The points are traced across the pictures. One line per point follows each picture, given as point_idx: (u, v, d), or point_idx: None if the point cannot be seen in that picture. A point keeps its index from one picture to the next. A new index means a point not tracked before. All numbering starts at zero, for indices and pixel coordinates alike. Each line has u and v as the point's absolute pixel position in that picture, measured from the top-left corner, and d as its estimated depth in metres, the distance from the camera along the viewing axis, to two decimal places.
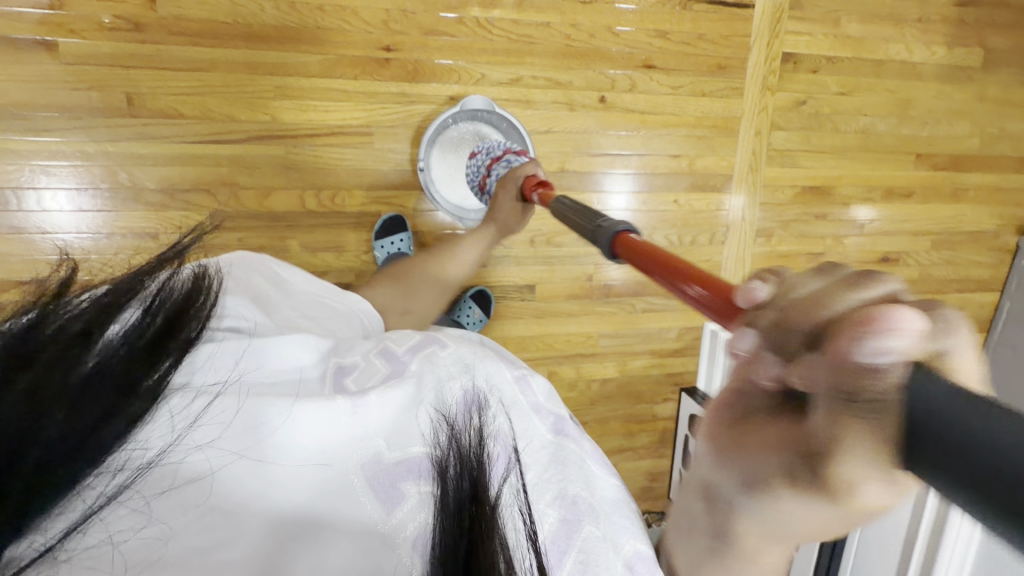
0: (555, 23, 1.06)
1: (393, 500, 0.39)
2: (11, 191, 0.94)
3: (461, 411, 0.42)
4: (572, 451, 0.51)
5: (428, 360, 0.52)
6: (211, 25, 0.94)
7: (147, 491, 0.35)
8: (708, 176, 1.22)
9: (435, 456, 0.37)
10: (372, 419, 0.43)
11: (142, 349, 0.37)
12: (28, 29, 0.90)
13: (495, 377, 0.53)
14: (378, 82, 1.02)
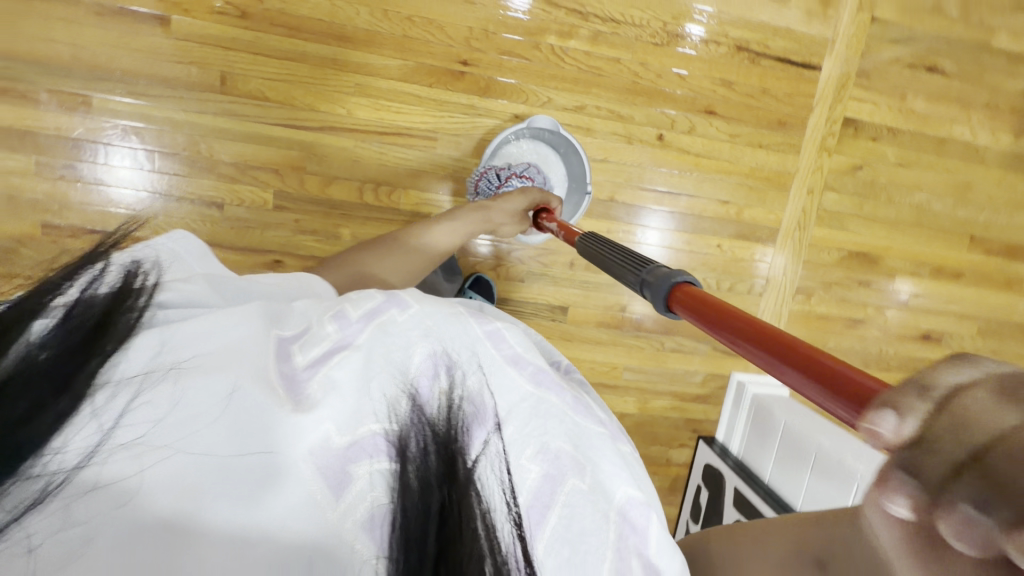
0: (625, 60, 1.10)
1: (342, 489, 0.28)
2: (100, 145, 1.02)
3: (425, 378, 0.34)
4: (567, 401, 0.38)
5: (386, 323, 0.37)
6: (308, 20, 1.02)
7: (70, 490, 0.25)
8: (755, 227, 1.23)
9: (389, 436, 0.30)
10: (328, 397, 0.31)
11: (72, 342, 0.30)
12: (148, 5, 0.98)
13: (469, 328, 0.39)
14: (450, 92, 1.07)
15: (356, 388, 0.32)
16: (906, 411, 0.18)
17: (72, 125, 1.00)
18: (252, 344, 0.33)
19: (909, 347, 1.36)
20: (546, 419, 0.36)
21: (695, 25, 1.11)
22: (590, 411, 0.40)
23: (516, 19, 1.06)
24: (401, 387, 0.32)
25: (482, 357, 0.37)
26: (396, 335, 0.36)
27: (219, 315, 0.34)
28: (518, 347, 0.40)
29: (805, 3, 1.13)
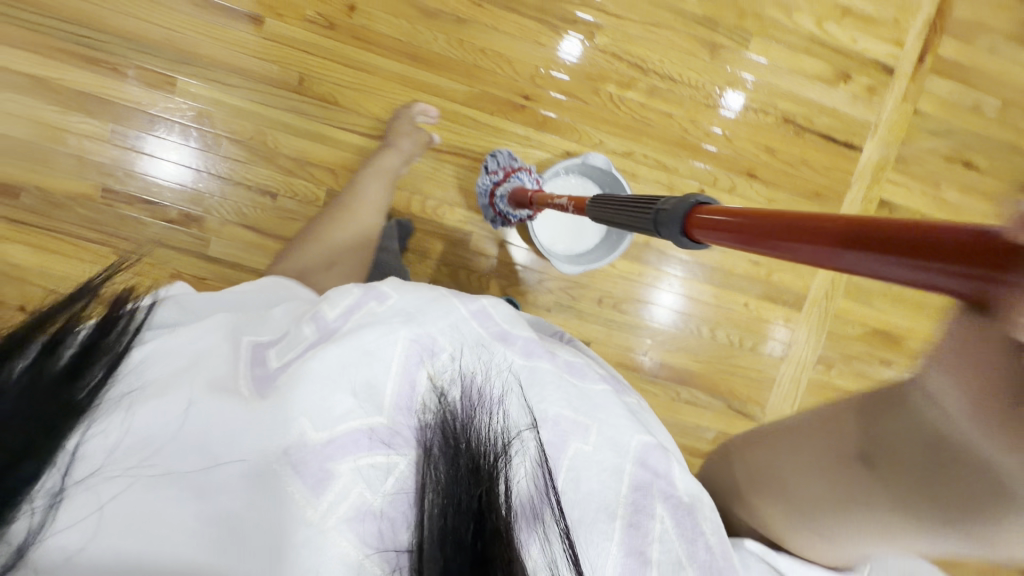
0: (676, 115, 1.16)
1: (321, 483, 0.43)
2: (164, 120, 1.07)
3: (446, 378, 0.52)
4: (549, 364, 0.60)
5: (359, 321, 0.53)
6: (388, 38, 1.08)
7: (78, 503, 0.39)
8: (783, 291, 1.24)
9: (419, 437, 0.48)
10: (289, 403, 0.45)
11: (48, 382, 0.42)
12: (245, 5, 1.06)
13: (463, 315, 0.58)
14: (508, 121, 1.13)
15: (317, 396, 0.46)
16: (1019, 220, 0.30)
17: (156, 102, 1.07)
18: (214, 365, 0.48)
19: None
20: (537, 384, 0.57)
21: (747, 94, 1.17)
22: (585, 373, 0.62)
23: (580, 64, 1.12)
24: (428, 388, 0.51)
25: (479, 345, 0.57)
26: (373, 334, 0.51)
27: (187, 346, 0.48)
28: (506, 325, 0.61)
29: (852, 88, 1.20)
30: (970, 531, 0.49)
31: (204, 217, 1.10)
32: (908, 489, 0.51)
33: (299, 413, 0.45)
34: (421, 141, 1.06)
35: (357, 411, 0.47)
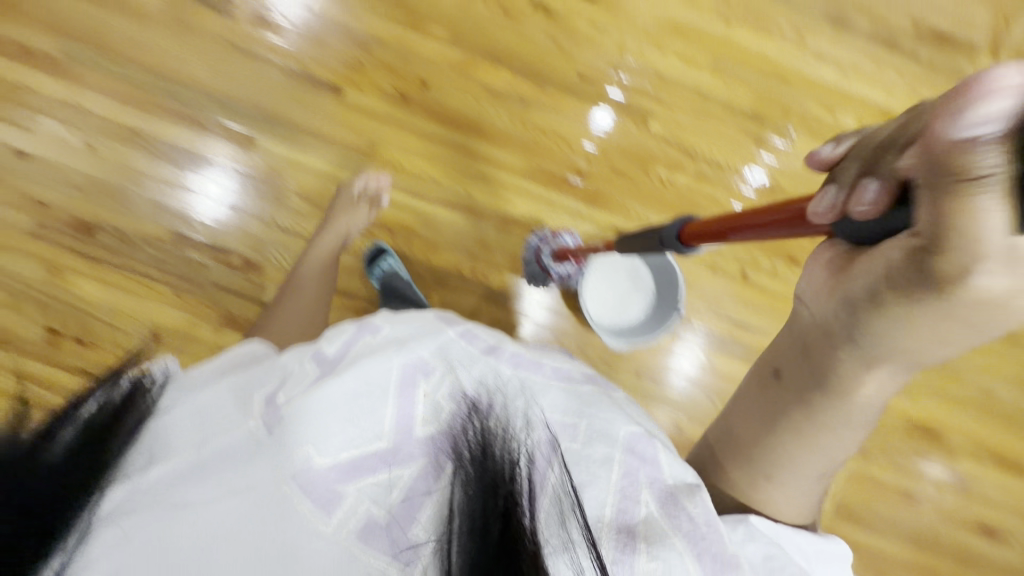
0: (722, 199, 1.21)
1: (331, 502, 0.48)
2: (231, 169, 1.14)
3: (447, 393, 0.56)
4: (535, 373, 0.63)
5: (356, 354, 0.59)
6: (455, 112, 1.16)
7: (108, 537, 0.44)
8: None
9: (429, 449, 0.52)
10: (294, 433, 0.51)
11: (80, 442, 0.49)
12: (329, 76, 1.15)
13: (450, 338, 0.63)
14: (561, 195, 1.18)
15: (318, 425, 0.51)
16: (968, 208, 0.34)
17: (235, 156, 1.14)
18: (221, 408, 0.54)
19: (965, 535, 1.29)
20: (525, 390, 0.60)
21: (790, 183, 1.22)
22: (565, 376, 0.65)
23: (632, 146, 1.19)
24: (430, 400, 0.55)
25: (471, 359, 0.61)
26: (373, 366, 0.56)
27: (199, 398, 0.55)
28: (488, 341, 0.66)
29: None
30: (848, 392, 0.55)
31: (264, 264, 1.15)
32: (811, 384, 0.56)
33: (305, 443, 0.50)
34: (366, 204, 1.10)
35: (361, 438, 0.52)
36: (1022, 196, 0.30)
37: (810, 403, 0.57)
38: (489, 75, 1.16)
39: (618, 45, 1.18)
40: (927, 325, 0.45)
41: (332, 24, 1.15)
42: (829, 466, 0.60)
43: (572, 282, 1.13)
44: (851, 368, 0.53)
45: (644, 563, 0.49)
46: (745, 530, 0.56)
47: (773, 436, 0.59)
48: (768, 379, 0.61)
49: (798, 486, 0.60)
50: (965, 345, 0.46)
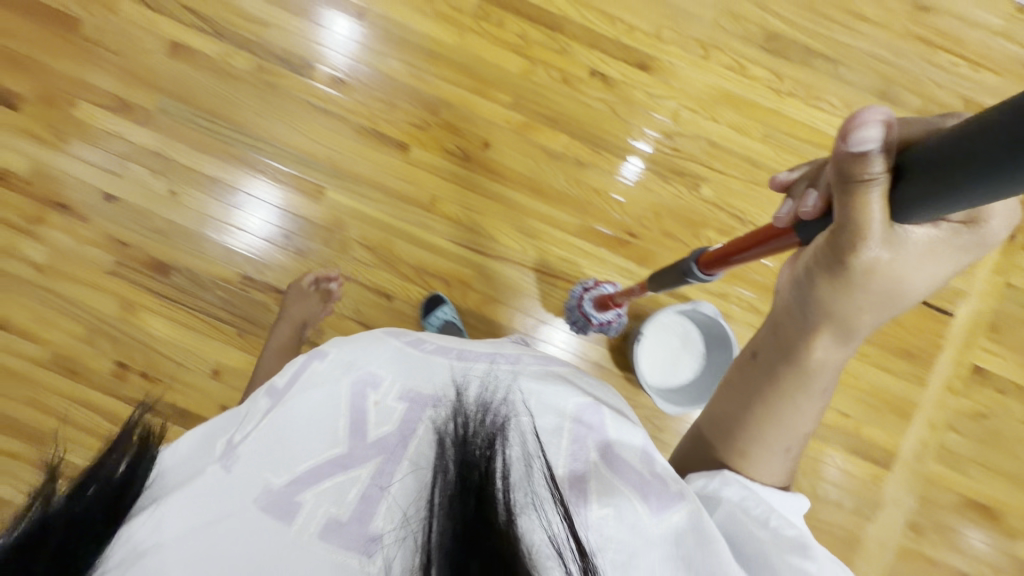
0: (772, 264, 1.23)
1: (292, 512, 0.49)
2: (298, 218, 1.20)
3: (394, 396, 0.56)
4: (479, 361, 0.61)
5: (305, 379, 0.58)
6: (513, 172, 1.22)
7: None
8: (872, 446, 1.22)
9: (383, 457, 0.52)
10: (253, 463, 0.52)
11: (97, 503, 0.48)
12: (396, 135, 1.22)
13: (391, 344, 0.62)
14: (613, 254, 1.21)
15: (275, 451, 0.52)
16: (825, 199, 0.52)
17: (303, 206, 1.20)
18: (191, 457, 0.55)
19: None
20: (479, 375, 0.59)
21: None
22: (514, 359, 0.63)
23: (684, 210, 1.22)
24: (376, 406, 0.55)
25: (424, 361, 0.60)
26: (320, 388, 0.57)
27: (183, 452, 0.55)
28: (429, 343, 0.64)
29: None
30: (807, 361, 0.58)
31: None
32: (781, 360, 0.59)
33: (262, 468, 0.51)
34: (318, 295, 1.14)
35: (316, 451, 0.52)
36: (895, 194, 0.42)
37: (779, 377, 0.59)
38: (548, 139, 1.22)
39: (672, 114, 1.23)
40: (857, 299, 0.51)
41: (402, 87, 1.22)
42: (796, 439, 0.61)
43: (609, 330, 1.16)
44: (817, 346, 0.57)
45: (595, 510, 0.50)
46: (720, 482, 0.57)
47: (743, 411, 0.61)
48: (748, 362, 0.62)
49: (769, 461, 0.60)
50: (881, 313, 0.52)
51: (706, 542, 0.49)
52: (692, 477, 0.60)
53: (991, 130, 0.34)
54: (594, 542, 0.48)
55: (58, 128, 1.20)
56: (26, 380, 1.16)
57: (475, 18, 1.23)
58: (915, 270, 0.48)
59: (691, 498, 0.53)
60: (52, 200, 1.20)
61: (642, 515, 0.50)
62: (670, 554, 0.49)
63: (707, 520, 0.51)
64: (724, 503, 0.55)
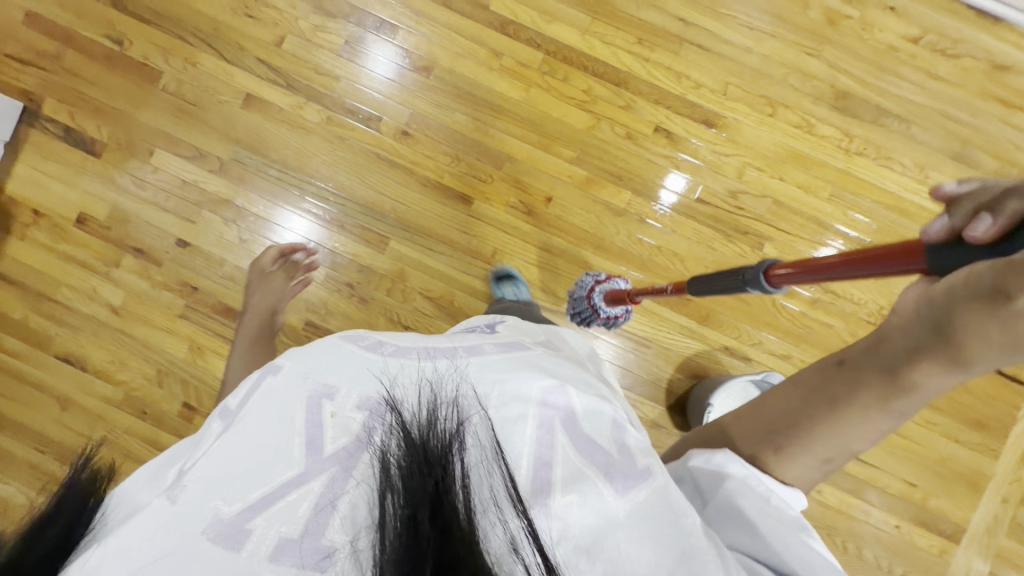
0: (838, 327, 1.21)
1: (239, 540, 0.43)
2: (360, 266, 1.22)
3: (349, 401, 0.51)
4: (442, 357, 0.57)
5: (254, 398, 0.53)
6: (576, 228, 1.22)
7: None
8: (938, 517, 1.19)
9: (339, 467, 0.47)
10: (200, 491, 0.46)
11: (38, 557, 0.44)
12: (461, 188, 1.24)
13: (347, 346, 0.57)
14: (673, 312, 1.21)
15: (221, 476, 0.47)
16: (981, 225, 0.44)
17: (367, 256, 1.23)
18: (140, 498, 0.50)
19: None
20: (438, 374, 0.54)
21: None
22: (478, 348, 0.59)
23: None
24: (329, 414, 0.50)
25: (384, 364, 0.55)
26: (274, 409, 0.51)
27: (132, 500, 0.50)
28: (386, 341, 0.59)
29: None
30: (898, 378, 0.50)
31: None
32: (871, 364, 0.52)
33: (212, 493, 0.46)
34: (283, 273, 1.15)
35: (268, 471, 0.47)
36: None
37: (861, 383, 0.52)
38: (611, 195, 1.22)
39: (738, 172, 1.22)
40: (976, 333, 0.45)
41: (468, 140, 1.24)
42: (839, 453, 0.54)
43: (614, 325, 1.13)
44: (920, 370, 0.49)
45: (558, 500, 0.48)
46: (723, 458, 0.54)
47: (806, 407, 0.55)
48: (827, 365, 0.55)
49: (803, 463, 0.54)
50: (992, 354, 0.46)
51: (674, 517, 0.48)
52: (693, 457, 0.57)
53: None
54: (554, 533, 0.46)
55: (136, 174, 1.24)
56: (101, 418, 1.21)
57: (540, 72, 1.24)
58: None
59: (660, 473, 0.51)
60: (129, 244, 1.24)
61: (607, 499, 0.48)
62: (638, 530, 0.46)
63: (675, 494, 0.50)
64: (732, 478, 0.52)
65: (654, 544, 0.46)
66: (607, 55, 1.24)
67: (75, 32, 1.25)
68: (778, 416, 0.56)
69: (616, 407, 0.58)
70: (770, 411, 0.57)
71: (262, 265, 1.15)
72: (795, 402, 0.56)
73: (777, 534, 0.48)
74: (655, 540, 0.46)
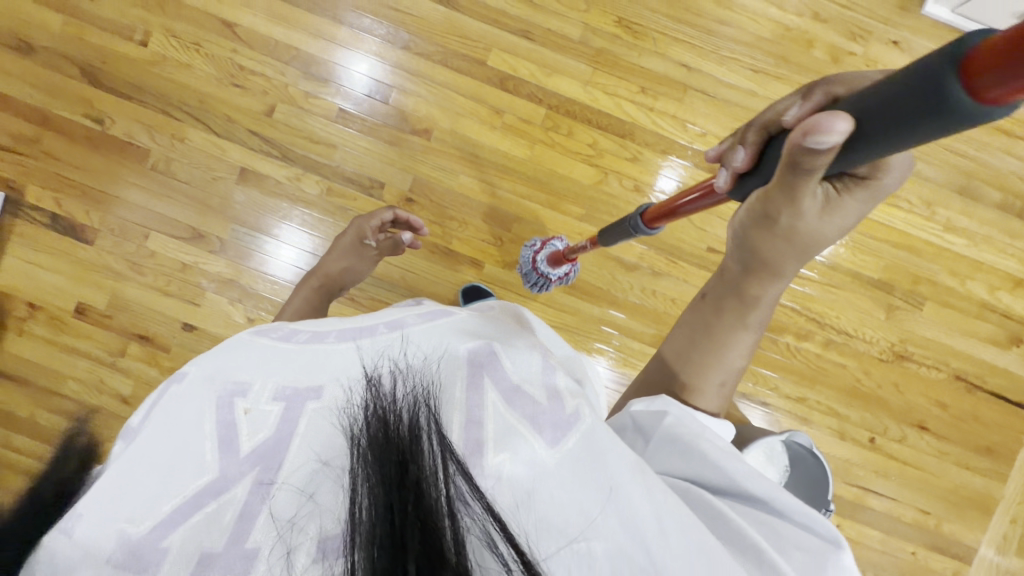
0: (851, 366, 1.24)
1: (159, 556, 0.42)
2: None
3: (269, 396, 0.50)
4: (358, 337, 0.55)
5: (167, 406, 0.50)
6: (589, 286, 1.21)
7: None
8: (951, 541, 1.25)
9: (265, 466, 0.46)
10: (117, 508, 0.44)
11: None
12: (470, 252, 1.21)
13: (261, 343, 0.55)
14: None
15: (138, 492, 0.45)
16: (738, 154, 0.57)
17: None
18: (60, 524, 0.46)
19: None
20: (353, 354, 0.53)
21: (919, 351, 1.24)
22: (396, 323, 0.58)
23: None
24: (246, 409, 0.49)
25: (302, 355, 0.53)
26: (184, 416, 0.49)
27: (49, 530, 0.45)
28: (301, 332, 0.57)
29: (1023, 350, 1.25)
30: (746, 298, 0.68)
31: None
32: (728, 292, 0.69)
33: (120, 511, 0.44)
34: (380, 250, 1.12)
35: (181, 481, 0.45)
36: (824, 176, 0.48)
37: (723, 307, 0.70)
38: (622, 250, 1.21)
39: None
40: (780, 255, 0.60)
41: (474, 202, 1.21)
42: (730, 374, 0.71)
43: (569, 280, 1.18)
44: (755, 287, 0.66)
45: (495, 460, 0.46)
46: (662, 403, 0.62)
47: (687, 333, 0.73)
48: (701, 297, 0.73)
49: (708, 396, 0.70)
50: (801, 260, 0.61)
51: (599, 452, 0.49)
52: (635, 403, 0.65)
53: (937, 84, 0.35)
54: (497, 491, 0.45)
55: (132, 259, 1.20)
56: None
57: (543, 128, 1.21)
58: (831, 222, 0.55)
59: (588, 415, 0.51)
60: (132, 331, 1.20)
61: (537, 449, 0.48)
62: (566, 473, 0.47)
63: (602, 432, 0.50)
64: (670, 415, 0.60)
65: (581, 484, 0.47)
66: (610, 106, 1.21)
67: (51, 112, 1.18)
68: (677, 342, 0.73)
69: (546, 354, 0.57)
70: (671, 340, 0.75)
71: (370, 226, 1.11)
72: (685, 329, 0.73)
73: (710, 454, 0.57)
74: (582, 481, 0.47)
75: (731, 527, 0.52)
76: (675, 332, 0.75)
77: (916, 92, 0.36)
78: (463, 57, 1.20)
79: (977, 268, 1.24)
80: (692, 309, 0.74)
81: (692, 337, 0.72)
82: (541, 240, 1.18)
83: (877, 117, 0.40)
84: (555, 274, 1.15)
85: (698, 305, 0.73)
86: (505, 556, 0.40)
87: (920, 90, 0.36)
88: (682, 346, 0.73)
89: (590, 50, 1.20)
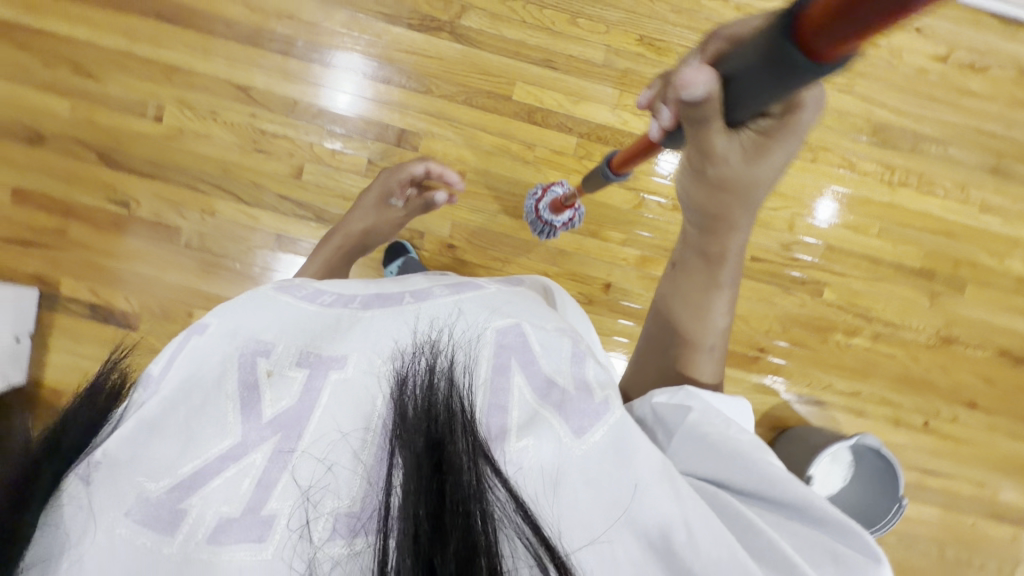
0: (899, 355, 1.26)
1: (174, 518, 0.41)
2: None
3: (292, 360, 0.50)
4: (383, 311, 0.56)
5: (184, 357, 0.49)
6: (639, 309, 1.22)
7: None
8: (1006, 508, 1.30)
9: (287, 432, 0.46)
10: (130, 462, 0.43)
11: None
12: None
13: (287, 303, 0.55)
14: (745, 373, 1.24)
15: (152, 452, 0.44)
16: (662, 113, 0.59)
17: None
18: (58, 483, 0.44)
19: None
20: (376, 324, 0.54)
21: (964, 332, 1.26)
22: (422, 293, 0.60)
23: (811, 318, 1.24)
24: (268, 369, 0.49)
25: (329, 320, 0.54)
26: (203, 371, 0.48)
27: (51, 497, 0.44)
28: (324, 296, 0.58)
29: None
30: (717, 255, 0.67)
31: None
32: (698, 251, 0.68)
33: (134, 470, 0.43)
34: (415, 203, 1.07)
35: (201, 443, 0.45)
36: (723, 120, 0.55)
37: (693, 267, 0.69)
38: None
39: (788, 224, 1.22)
40: (739, 206, 0.63)
41: (515, 240, 1.20)
42: (717, 337, 0.68)
43: (574, 224, 1.17)
44: (718, 242, 0.66)
45: (517, 443, 0.47)
46: (684, 395, 0.58)
47: (667, 301, 0.70)
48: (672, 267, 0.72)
49: (704, 363, 0.67)
50: (751, 209, 0.64)
51: (628, 455, 0.48)
52: (656, 394, 0.60)
53: (779, 48, 0.43)
54: (521, 477, 0.46)
55: None
56: None
57: (576, 157, 1.19)
58: (759, 165, 0.59)
59: (618, 409, 0.51)
60: None
61: (566, 441, 0.48)
62: (600, 469, 0.47)
63: (631, 427, 0.50)
64: (694, 410, 0.57)
65: (604, 481, 0.47)
66: (641, 127, 1.19)
67: (72, 201, 1.15)
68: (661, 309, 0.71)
69: (575, 339, 0.57)
70: (655, 311, 0.72)
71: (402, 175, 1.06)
72: (666, 297, 0.71)
73: (743, 451, 0.53)
74: (608, 479, 0.47)
75: (764, 539, 0.48)
76: (655, 309, 0.73)
77: (771, 50, 0.44)
78: (487, 94, 1.17)
79: (1014, 246, 1.26)
80: (670, 280, 0.72)
81: (671, 304, 0.70)
82: (540, 185, 1.17)
83: (741, 79, 0.49)
84: (558, 222, 1.15)
85: (675, 273, 0.71)
86: (536, 549, 0.42)
87: (773, 57, 0.44)
88: (666, 312, 0.70)
89: (615, 72, 1.18)
